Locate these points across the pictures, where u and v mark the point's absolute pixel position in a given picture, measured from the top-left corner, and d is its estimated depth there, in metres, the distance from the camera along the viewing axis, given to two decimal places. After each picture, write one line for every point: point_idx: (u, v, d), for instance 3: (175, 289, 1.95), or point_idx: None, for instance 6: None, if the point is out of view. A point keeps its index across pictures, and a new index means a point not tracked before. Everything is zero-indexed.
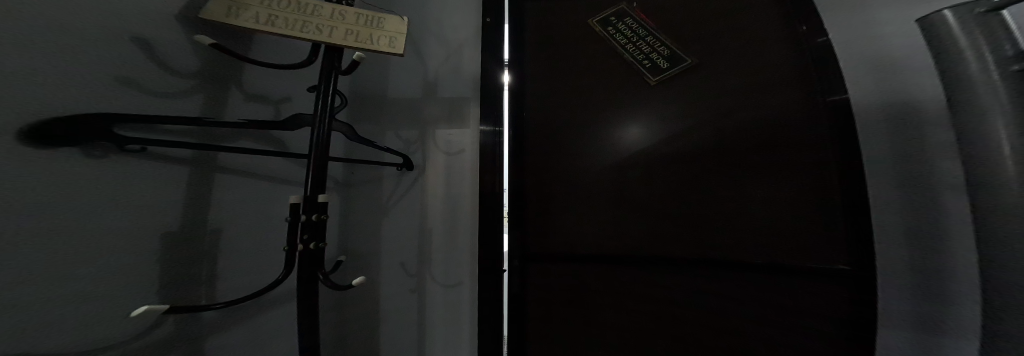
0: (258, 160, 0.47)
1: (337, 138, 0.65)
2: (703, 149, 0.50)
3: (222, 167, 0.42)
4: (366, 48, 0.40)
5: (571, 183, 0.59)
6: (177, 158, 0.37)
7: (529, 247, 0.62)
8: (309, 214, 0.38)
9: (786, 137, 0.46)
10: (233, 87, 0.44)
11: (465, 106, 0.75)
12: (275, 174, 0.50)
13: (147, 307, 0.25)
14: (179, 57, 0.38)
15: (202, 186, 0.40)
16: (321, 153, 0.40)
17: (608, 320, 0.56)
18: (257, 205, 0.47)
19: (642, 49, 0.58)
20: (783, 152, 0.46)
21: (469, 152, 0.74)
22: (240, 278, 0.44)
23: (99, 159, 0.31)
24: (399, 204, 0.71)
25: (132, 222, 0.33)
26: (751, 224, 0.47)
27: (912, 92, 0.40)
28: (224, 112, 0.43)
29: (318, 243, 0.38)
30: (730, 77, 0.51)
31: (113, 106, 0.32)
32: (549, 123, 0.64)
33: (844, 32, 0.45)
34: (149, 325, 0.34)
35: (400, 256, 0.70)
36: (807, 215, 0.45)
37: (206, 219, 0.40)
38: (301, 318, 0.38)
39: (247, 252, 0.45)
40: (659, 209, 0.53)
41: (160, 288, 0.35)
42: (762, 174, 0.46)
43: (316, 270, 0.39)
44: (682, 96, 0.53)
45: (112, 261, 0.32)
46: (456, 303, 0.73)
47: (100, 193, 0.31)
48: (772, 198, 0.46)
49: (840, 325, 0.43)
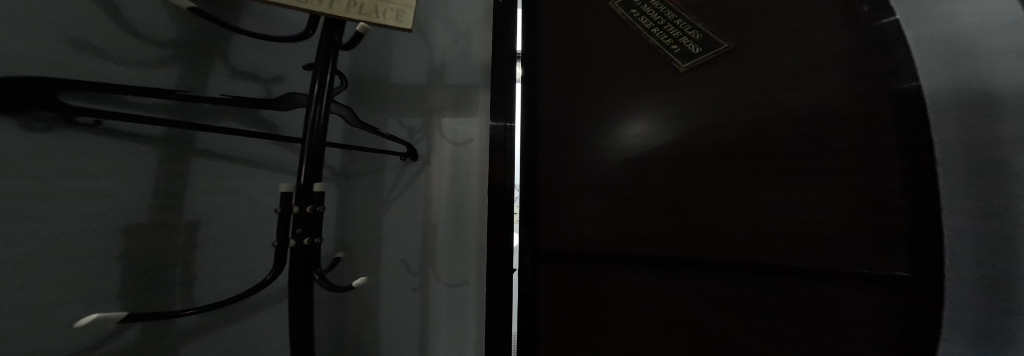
0: (244, 144, 0.41)
1: (336, 122, 0.61)
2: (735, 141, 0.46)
3: (200, 150, 0.36)
4: (372, 21, 0.36)
5: (586, 179, 0.55)
6: (150, 137, 0.31)
7: (542, 245, 0.58)
8: (303, 206, 0.34)
9: (831, 127, 0.41)
10: (219, 62, 0.39)
11: (474, 95, 0.72)
12: (266, 160, 0.44)
13: (98, 316, 0.20)
14: (154, 23, 0.33)
15: (176, 171, 0.34)
16: (320, 137, 0.36)
17: (625, 325, 0.52)
18: (248, 196, 0.41)
19: (671, 34, 0.53)
20: (831, 145, 0.41)
21: (477, 143, 0.71)
22: (229, 279, 0.39)
23: (44, 134, 0.25)
24: (402, 196, 0.68)
25: (88, 211, 0.27)
26: (794, 224, 0.42)
27: (994, 77, 0.32)
28: (209, 88, 0.37)
29: (312, 238, 0.35)
30: (773, 62, 0.46)
31: (64, 71, 0.26)
32: (564, 114, 0.60)
33: (913, 11, 0.39)
34: (112, 330, 0.29)
35: (403, 252, 0.67)
36: (872, 217, 0.39)
37: (183, 210, 0.34)
38: (292, 323, 0.34)
39: (235, 249, 0.39)
40: (681, 208, 0.49)
41: (126, 294, 0.30)
42: (806, 168, 0.42)
43: (309, 269, 0.35)
44: (716, 86, 0.49)
45: (66, 260, 0.26)
46: (461, 302, 0.70)
47: (43, 172, 0.25)
48: (817, 198, 0.41)
49: (900, 342, 0.37)
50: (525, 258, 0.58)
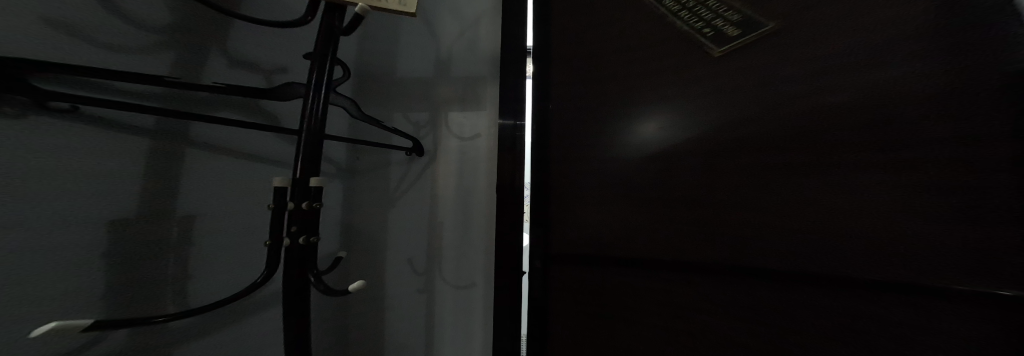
0: (240, 135, 0.39)
1: (341, 116, 0.60)
2: (770, 120, 0.36)
3: (197, 142, 0.34)
4: (376, 5, 0.33)
5: (601, 177, 0.50)
6: (138, 126, 0.30)
7: (553, 248, 0.54)
8: (299, 202, 0.32)
9: (922, 92, 0.28)
10: (216, 50, 0.37)
11: (482, 88, 0.69)
12: (262, 153, 0.41)
13: (56, 325, 0.17)
14: (144, 7, 0.31)
15: (168, 164, 0.32)
16: (315, 129, 0.34)
17: (643, 346, 0.45)
18: (242, 189, 0.39)
19: (703, 15, 0.43)
20: (941, 108, 0.27)
21: (484, 137, 0.67)
22: (222, 278, 0.37)
23: (18, 122, 0.23)
24: (408, 193, 0.67)
25: (66, 206, 0.26)
26: (874, 225, 0.30)
27: None
28: (204, 76, 0.36)
29: (309, 237, 0.32)
30: (860, 26, 0.32)
31: (39, 54, 0.24)
32: (577, 105, 0.55)
33: None
34: (94, 336, 0.28)
35: (408, 251, 0.66)
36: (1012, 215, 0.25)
37: (174, 205, 0.32)
38: (286, 330, 0.32)
39: (228, 246, 0.37)
40: (706, 202, 0.40)
41: (110, 294, 0.28)
42: (870, 152, 0.30)
43: (306, 271, 0.32)
44: (761, 66, 0.37)
45: (41, 260, 0.24)
46: (467, 305, 0.67)
47: (15, 164, 0.23)
48: (917, 187, 0.28)
49: None
50: (536, 262, 0.55)
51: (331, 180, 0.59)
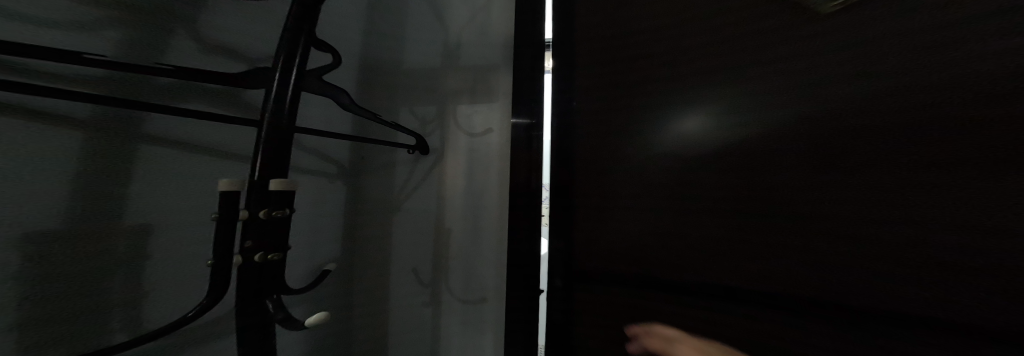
0: (186, 126, 0.33)
1: (340, 113, 0.55)
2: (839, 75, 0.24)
3: (133, 134, 0.29)
4: None
5: (644, 177, 0.36)
6: (53, 116, 0.25)
7: (578, 265, 0.43)
8: (257, 210, 0.26)
9: None
10: (171, 26, 0.31)
11: (494, 75, 0.60)
12: (215, 143, 0.35)
13: None
14: None
15: (95, 161, 0.27)
16: (287, 122, 0.29)
17: None
18: (187, 191, 0.33)
19: None
20: None
21: (495, 132, 0.58)
22: (160, 298, 0.31)
23: None
24: (412, 195, 0.60)
25: None
26: None
27: None
28: (153, 55, 0.30)
29: (270, 253, 0.26)
30: None
31: None
32: (607, 79, 0.41)
33: None
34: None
35: (414, 259, 0.60)
36: None
37: (100, 212, 0.27)
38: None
39: (167, 259, 0.32)
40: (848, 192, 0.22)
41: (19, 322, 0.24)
42: None
43: (271, 291, 0.27)
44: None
45: None
46: (476, 321, 0.59)
47: None
48: None
49: None
50: (556, 279, 0.45)
51: (308, 177, 0.50)
